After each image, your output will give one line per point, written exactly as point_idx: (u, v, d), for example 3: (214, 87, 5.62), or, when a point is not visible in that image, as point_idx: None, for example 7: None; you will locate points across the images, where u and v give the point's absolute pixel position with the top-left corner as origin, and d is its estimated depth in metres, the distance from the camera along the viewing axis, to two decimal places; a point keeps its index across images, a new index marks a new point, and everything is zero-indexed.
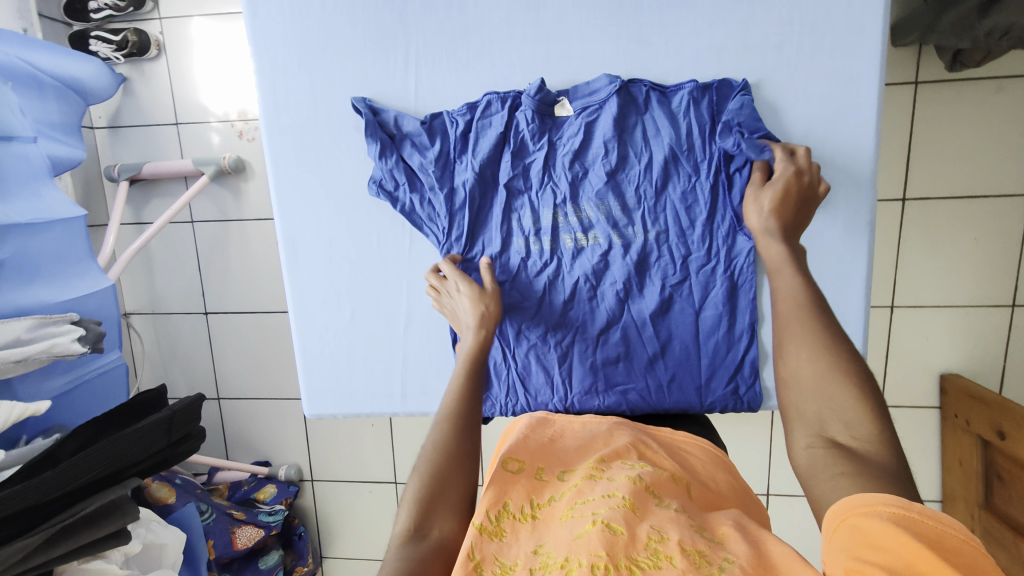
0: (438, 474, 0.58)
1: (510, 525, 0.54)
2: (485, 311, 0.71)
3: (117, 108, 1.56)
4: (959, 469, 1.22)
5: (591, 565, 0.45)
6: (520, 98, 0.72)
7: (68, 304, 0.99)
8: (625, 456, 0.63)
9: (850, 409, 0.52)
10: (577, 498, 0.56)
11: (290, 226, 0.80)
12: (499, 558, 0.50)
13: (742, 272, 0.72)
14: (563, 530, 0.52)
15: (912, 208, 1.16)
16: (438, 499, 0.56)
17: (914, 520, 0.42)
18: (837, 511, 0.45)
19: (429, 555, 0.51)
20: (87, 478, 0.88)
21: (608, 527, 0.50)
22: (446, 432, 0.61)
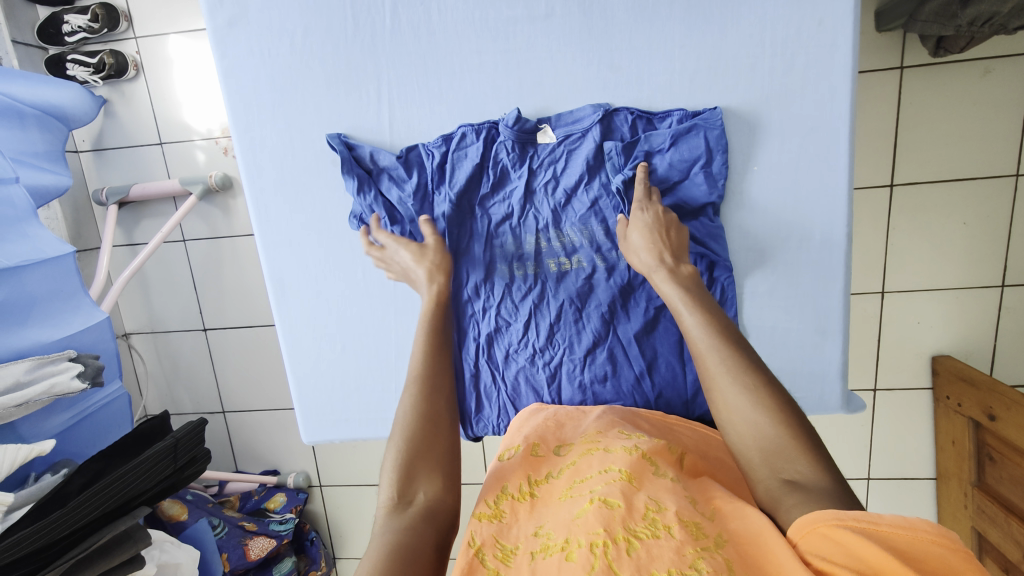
0: (415, 435, 0.59)
1: (508, 506, 0.59)
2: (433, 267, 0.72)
3: (100, 131, 1.55)
4: (952, 449, 1.25)
5: (590, 544, 0.49)
6: (498, 130, 0.73)
7: (64, 341, 1.00)
8: (618, 427, 0.68)
9: (782, 446, 0.52)
10: (574, 477, 0.61)
11: (274, 264, 0.81)
12: (499, 540, 0.55)
13: (727, 292, 0.73)
14: (562, 510, 0.57)
15: (901, 196, 1.16)
16: (417, 460, 0.58)
17: (889, 533, 0.43)
18: (810, 518, 0.46)
19: (415, 519, 0.53)
20: (94, 514, 0.90)
21: (605, 503, 0.53)
22: (417, 398, 0.63)
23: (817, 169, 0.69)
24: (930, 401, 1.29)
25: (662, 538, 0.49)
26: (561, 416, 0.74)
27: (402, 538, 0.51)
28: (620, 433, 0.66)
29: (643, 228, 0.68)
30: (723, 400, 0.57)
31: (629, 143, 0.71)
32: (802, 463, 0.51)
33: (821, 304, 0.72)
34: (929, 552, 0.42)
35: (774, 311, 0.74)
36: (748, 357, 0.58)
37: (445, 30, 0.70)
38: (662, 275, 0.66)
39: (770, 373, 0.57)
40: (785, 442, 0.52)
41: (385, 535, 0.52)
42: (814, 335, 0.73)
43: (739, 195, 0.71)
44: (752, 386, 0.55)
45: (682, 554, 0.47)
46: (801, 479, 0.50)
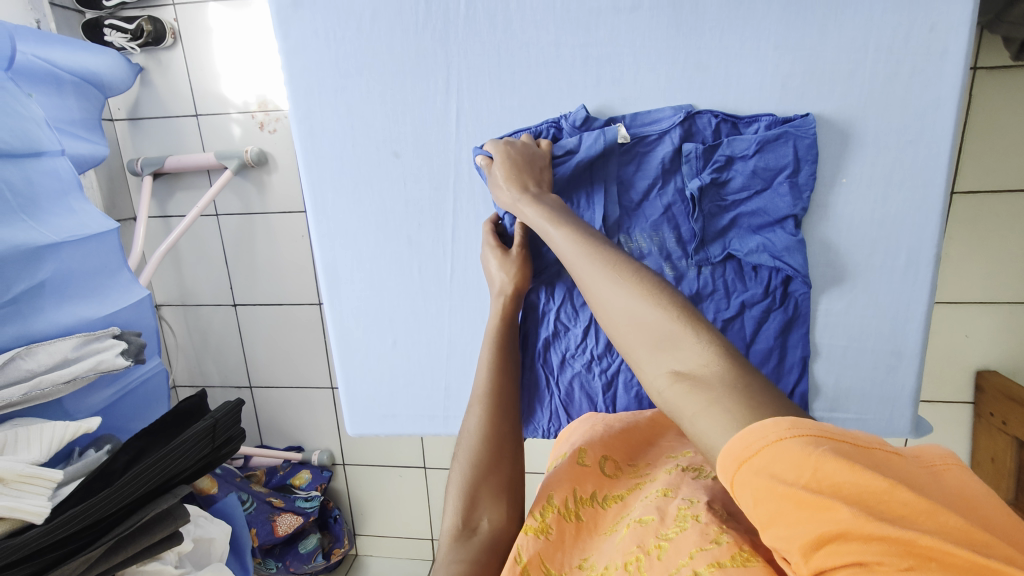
0: (478, 462, 0.64)
1: (555, 521, 0.59)
2: (506, 279, 0.71)
3: (136, 100, 1.53)
4: (990, 466, 1.22)
5: (624, 564, 0.52)
6: (563, 128, 0.69)
7: (108, 318, 0.99)
8: (668, 451, 0.69)
9: (678, 338, 0.47)
10: (621, 513, 0.62)
11: (329, 254, 0.79)
12: (545, 561, 0.56)
13: (802, 309, 0.70)
14: (606, 543, 0.59)
15: (963, 206, 1.11)
16: (479, 488, 0.63)
17: (821, 458, 0.35)
18: (760, 433, 0.37)
19: (479, 550, 0.60)
20: (140, 491, 0.91)
21: (640, 521, 0.56)
22: (483, 419, 0.67)
23: (908, 184, 0.65)
24: (971, 416, 1.26)
25: (689, 527, 0.53)
26: (626, 428, 0.71)
27: (463, 566, 0.58)
28: (668, 457, 0.68)
29: (503, 164, 0.66)
30: (605, 306, 0.53)
31: (711, 147, 0.67)
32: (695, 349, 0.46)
33: (898, 325, 0.69)
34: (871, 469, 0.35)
35: (848, 330, 0.71)
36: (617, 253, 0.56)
37: (522, 21, 0.67)
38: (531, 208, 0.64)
39: (657, 278, 0.53)
40: (675, 332, 0.47)
41: (452, 561, 0.58)
42: (888, 356, 0.71)
43: (823, 209, 0.68)
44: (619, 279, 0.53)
45: (706, 532, 0.51)
46: (693, 371, 0.45)
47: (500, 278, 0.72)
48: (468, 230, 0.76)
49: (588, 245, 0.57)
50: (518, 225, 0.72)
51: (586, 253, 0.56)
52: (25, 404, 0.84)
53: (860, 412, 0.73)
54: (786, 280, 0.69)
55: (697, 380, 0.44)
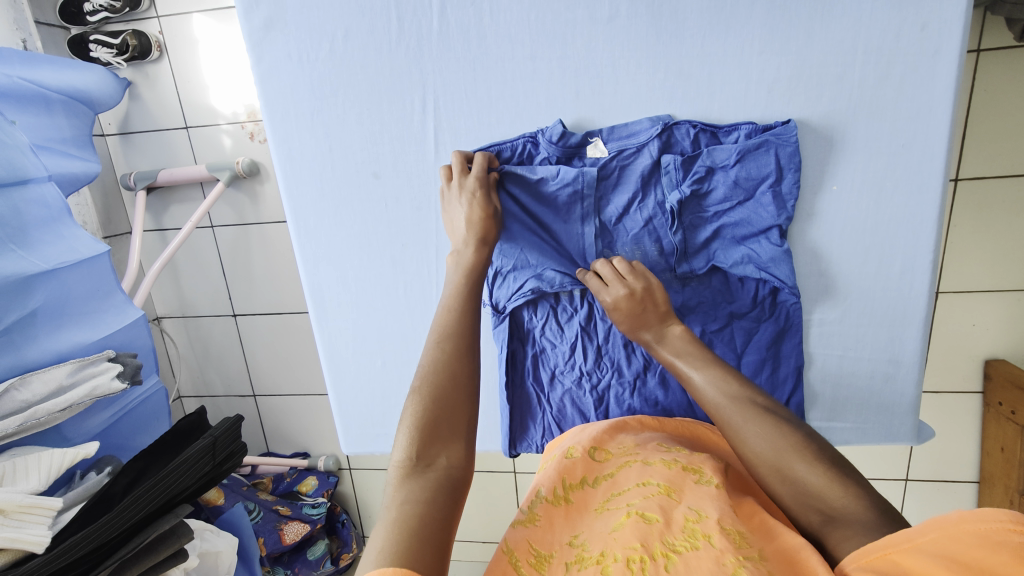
0: (438, 395, 0.56)
1: (544, 513, 0.58)
2: (481, 227, 0.65)
3: (126, 114, 1.52)
4: (1000, 455, 1.20)
5: (626, 560, 0.48)
6: (537, 144, 0.68)
7: (102, 341, 1.00)
8: (658, 440, 0.66)
9: (820, 486, 0.51)
10: (612, 490, 0.60)
11: (314, 279, 0.78)
12: (534, 546, 0.54)
13: (792, 320, 0.69)
14: (598, 522, 0.56)
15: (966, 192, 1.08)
16: (437, 423, 0.54)
17: (916, 555, 0.41)
18: (876, 543, 0.44)
19: (433, 486, 0.50)
20: (139, 516, 0.91)
21: (642, 517, 0.52)
22: (441, 356, 0.59)
23: (903, 191, 0.63)
24: (980, 406, 1.24)
25: (702, 547, 0.48)
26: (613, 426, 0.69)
27: (415, 506, 0.48)
28: (659, 446, 0.65)
29: (623, 296, 0.64)
30: (764, 459, 0.54)
31: (690, 158, 0.65)
32: (837, 495, 0.50)
33: (895, 333, 0.68)
34: (966, 547, 0.39)
35: (843, 339, 0.69)
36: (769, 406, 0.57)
37: (497, 35, 0.65)
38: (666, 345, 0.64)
39: (804, 428, 0.55)
40: (826, 486, 0.50)
41: (403, 500, 0.49)
42: (885, 364, 0.69)
43: (814, 218, 0.65)
44: (773, 428, 0.54)
45: (722, 562, 0.46)
46: (838, 513, 0.49)
47: (461, 232, 0.66)
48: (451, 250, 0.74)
49: (725, 388, 0.59)
50: (483, 159, 0.67)
51: (727, 398, 0.58)
52: (22, 434, 0.85)
53: (858, 422, 0.71)
54: (774, 291, 0.67)
55: (844, 523, 0.48)
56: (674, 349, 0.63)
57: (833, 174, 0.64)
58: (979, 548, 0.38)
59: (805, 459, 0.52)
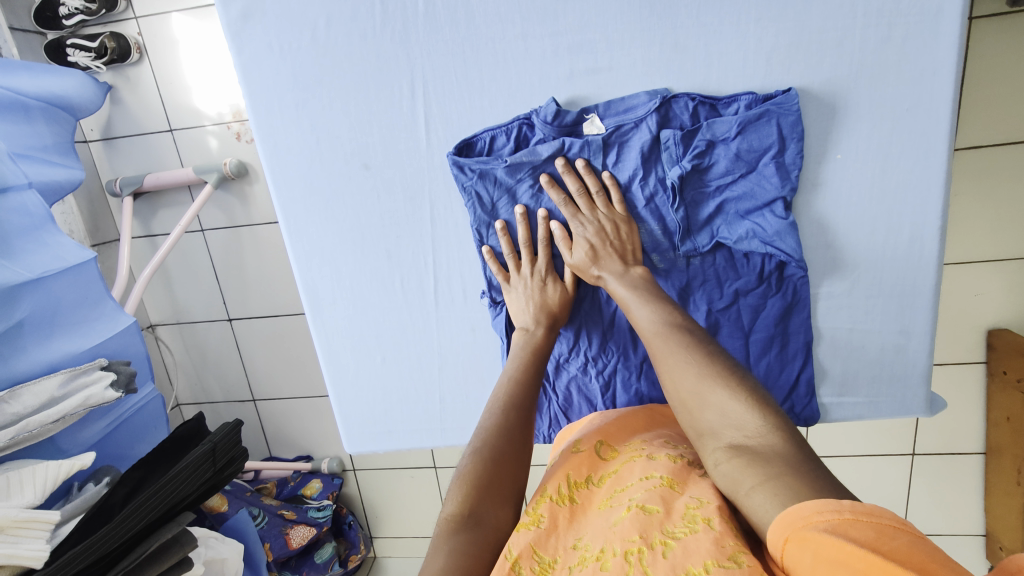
0: (495, 454, 0.57)
1: (548, 509, 0.54)
2: (545, 310, 0.69)
3: (108, 120, 1.49)
4: (1006, 425, 1.20)
5: (624, 553, 0.46)
6: (532, 125, 0.66)
7: (94, 350, 0.97)
8: (665, 436, 0.63)
9: (737, 414, 0.50)
10: (615, 487, 0.57)
11: (308, 276, 0.76)
12: (537, 552, 0.50)
13: (800, 295, 0.67)
14: (599, 519, 0.53)
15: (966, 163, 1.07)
16: (491, 481, 0.54)
17: (814, 535, 0.38)
18: (777, 524, 0.41)
19: (480, 545, 0.50)
20: (141, 525, 0.89)
21: (642, 509, 0.50)
22: (502, 421, 0.60)
23: (907, 158, 0.62)
24: (984, 378, 1.23)
25: (700, 531, 0.46)
26: (622, 419, 0.67)
27: (462, 561, 0.48)
28: (666, 442, 0.62)
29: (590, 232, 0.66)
30: (688, 384, 0.54)
31: (690, 133, 0.63)
32: (750, 417, 0.49)
33: (904, 304, 0.66)
34: (865, 534, 0.37)
35: (851, 313, 0.67)
36: (703, 336, 0.57)
37: (486, 14, 0.63)
38: (614, 278, 0.64)
39: (731, 360, 0.54)
40: (741, 412, 0.49)
41: (450, 553, 0.49)
42: (895, 337, 0.68)
43: (818, 189, 0.64)
44: (700, 357, 0.54)
45: (721, 544, 0.44)
46: (754, 442, 0.47)
47: (529, 317, 0.69)
48: (449, 240, 0.72)
49: (665, 319, 0.59)
50: (521, 215, 0.68)
51: (664, 327, 0.59)
52: (15, 447, 0.83)
53: (869, 395, 0.70)
54: (781, 266, 0.66)
55: (756, 454, 0.47)
56: (620, 280, 0.64)
57: (835, 145, 0.62)
58: (877, 534, 0.36)
59: (727, 385, 0.51)
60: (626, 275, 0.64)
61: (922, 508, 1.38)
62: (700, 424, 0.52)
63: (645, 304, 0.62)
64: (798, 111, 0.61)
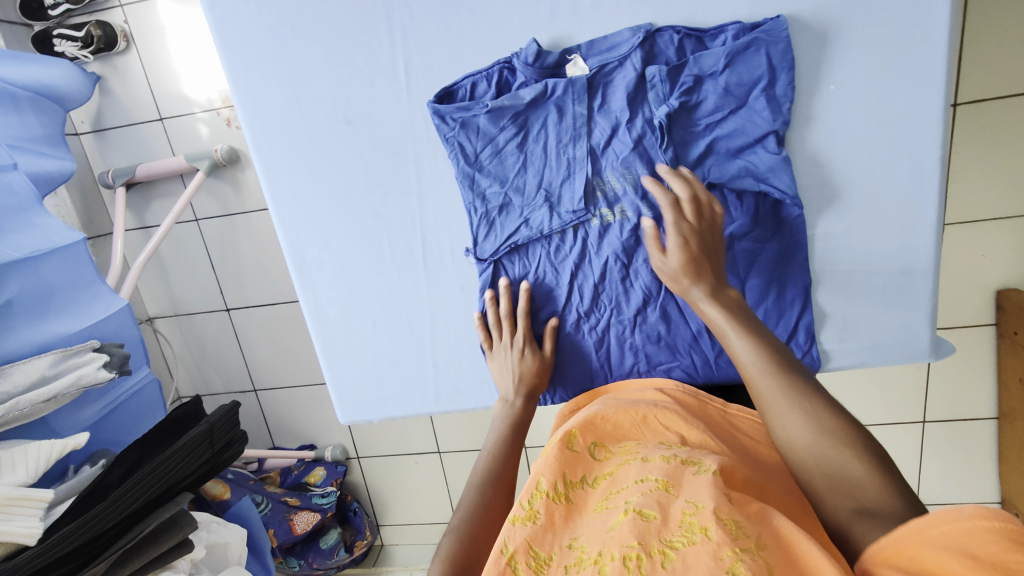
0: (473, 529, 0.53)
1: (543, 506, 0.52)
2: (529, 380, 0.69)
3: (98, 110, 1.49)
4: (1018, 387, 1.17)
5: (622, 559, 0.43)
6: (513, 69, 0.64)
7: (87, 331, 0.96)
8: (660, 438, 0.60)
9: (853, 472, 0.45)
10: (611, 489, 0.54)
11: (293, 239, 0.74)
12: (533, 547, 0.48)
13: (796, 237, 0.65)
14: (596, 521, 0.50)
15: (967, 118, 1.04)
16: (472, 562, 0.50)
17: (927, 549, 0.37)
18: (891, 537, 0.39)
19: None
20: (138, 503, 0.89)
21: (639, 514, 0.47)
22: (479, 495, 0.57)
23: (905, 85, 0.59)
24: (994, 339, 1.20)
25: (698, 542, 0.43)
26: (619, 417, 0.63)
27: None
28: (660, 443, 0.59)
29: (682, 247, 0.61)
30: (800, 439, 0.49)
31: (676, 68, 0.61)
32: (856, 465, 0.46)
33: (907, 240, 0.64)
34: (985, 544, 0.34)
35: (851, 253, 0.65)
36: (812, 383, 0.52)
37: None
38: (705, 296, 0.60)
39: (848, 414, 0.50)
40: (862, 472, 0.45)
41: None
42: (898, 276, 0.65)
43: (812, 122, 0.62)
44: (814, 405, 0.50)
45: (719, 557, 0.41)
46: (877, 507, 0.43)
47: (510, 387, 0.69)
48: (435, 195, 0.69)
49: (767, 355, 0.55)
50: (506, 288, 0.70)
51: (767, 367, 0.54)
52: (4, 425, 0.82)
53: (873, 340, 0.68)
54: (775, 205, 0.64)
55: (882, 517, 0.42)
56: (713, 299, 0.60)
57: (828, 76, 0.60)
58: (1000, 548, 0.34)
59: (846, 446, 0.47)
60: (716, 299, 0.60)
61: (934, 475, 1.35)
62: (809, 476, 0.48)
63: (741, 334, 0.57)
64: (787, 40, 0.59)
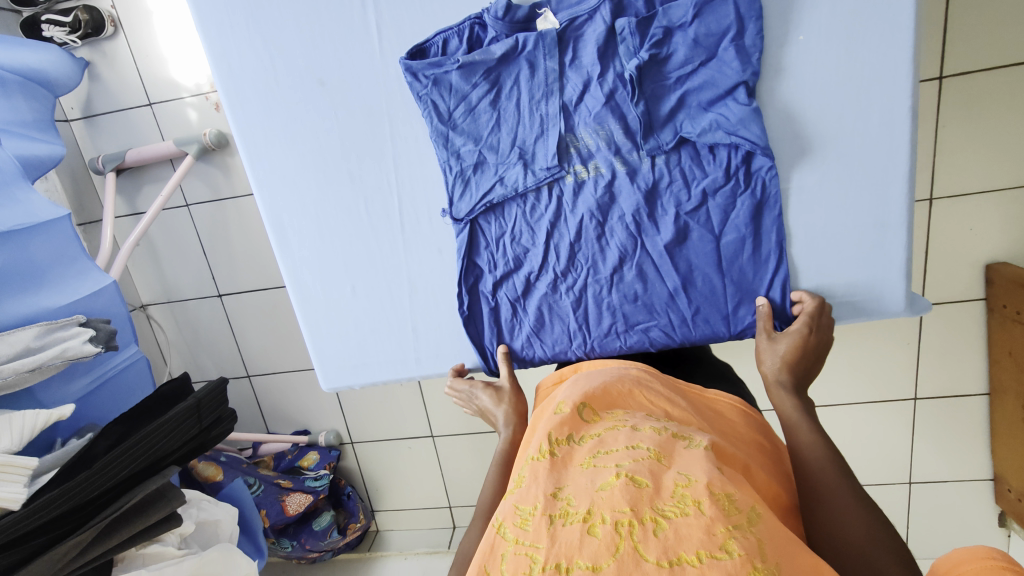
0: None
1: (531, 470, 0.51)
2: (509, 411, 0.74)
3: (88, 97, 1.49)
4: (1008, 360, 1.16)
5: (614, 524, 0.43)
6: (484, 25, 0.64)
7: (72, 306, 0.97)
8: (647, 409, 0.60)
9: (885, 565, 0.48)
10: (598, 448, 0.53)
11: (271, 203, 0.74)
12: (520, 508, 0.48)
13: (768, 191, 0.65)
14: (583, 477, 0.50)
15: (951, 91, 1.04)
16: None
17: None
18: None
19: None
20: (125, 473, 0.89)
21: (632, 479, 0.47)
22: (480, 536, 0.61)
23: (873, 35, 0.59)
24: (984, 313, 1.20)
25: (691, 515, 0.43)
26: (608, 382, 0.61)
27: None
28: (649, 414, 0.58)
29: (793, 343, 0.66)
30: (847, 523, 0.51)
31: (645, 20, 0.61)
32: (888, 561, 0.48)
33: (879, 192, 0.64)
34: None
35: (824, 206, 0.65)
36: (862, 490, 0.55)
37: None
38: (785, 397, 0.65)
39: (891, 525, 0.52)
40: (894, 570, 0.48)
41: None
42: (871, 230, 0.65)
43: (781, 74, 0.62)
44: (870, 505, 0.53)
45: (712, 532, 0.42)
46: None
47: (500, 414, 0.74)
48: (410, 155, 0.69)
49: (829, 454, 0.58)
50: (502, 353, 0.75)
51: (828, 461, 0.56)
52: None
53: (848, 296, 0.68)
54: (748, 158, 0.64)
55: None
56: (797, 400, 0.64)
57: (796, 26, 0.60)
58: None
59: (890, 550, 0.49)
60: (796, 403, 0.64)
61: (926, 453, 1.35)
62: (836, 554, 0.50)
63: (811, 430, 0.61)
64: None
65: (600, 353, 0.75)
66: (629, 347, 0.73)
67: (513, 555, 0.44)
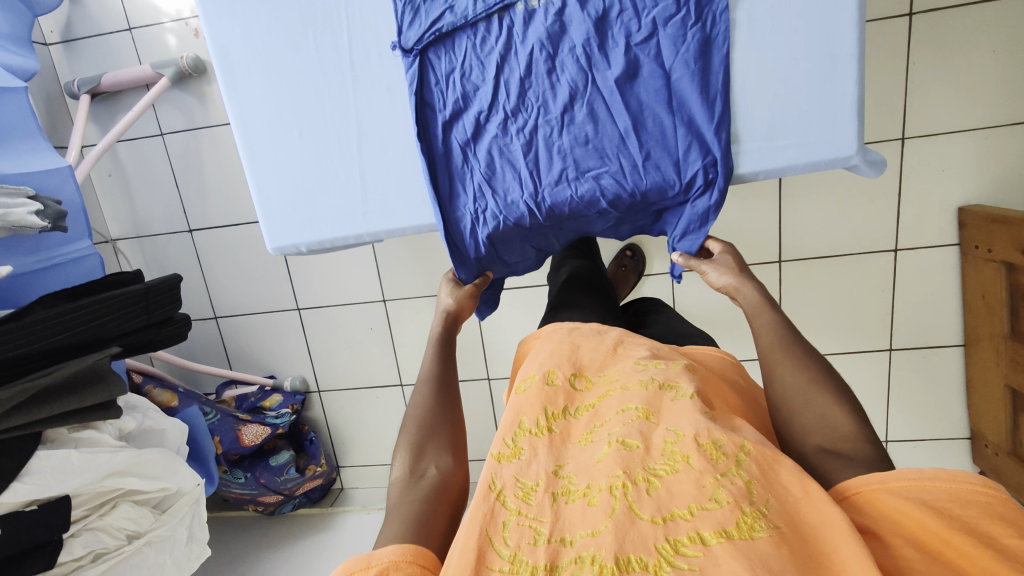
0: (425, 422, 0.66)
1: (528, 443, 0.56)
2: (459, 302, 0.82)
3: (68, 20, 1.49)
4: (981, 304, 1.14)
5: (609, 487, 0.48)
6: None
7: (23, 177, 0.95)
8: (635, 358, 0.66)
9: (837, 418, 0.58)
10: (594, 421, 0.59)
11: (220, 36, 0.73)
12: (520, 479, 0.52)
13: (716, 22, 0.64)
14: (583, 454, 0.55)
15: (920, 23, 1.05)
16: (424, 443, 0.63)
17: (886, 494, 0.47)
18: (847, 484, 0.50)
19: (425, 489, 0.59)
20: (57, 340, 0.88)
21: (623, 445, 0.53)
22: (428, 396, 0.69)
23: None
24: (957, 259, 1.18)
25: (681, 471, 0.49)
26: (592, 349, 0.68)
27: (411, 506, 0.56)
28: (637, 364, 0.64)
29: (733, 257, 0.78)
30: (795, 388, 0.62)
31: None
32: (845, 421, 0.57)
33: (828, 24, 0.63)
34: (936, 497, 0.45)
35: (774, 35, 0.64)
36: (817, 362, 0.64)
37: None
38: (750, 293, 0.74)
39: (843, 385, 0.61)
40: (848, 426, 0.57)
41: (403, 502, 0.57)
42: (821, 63, 0.64)
43: None
44: (813, 368, 0.62)
45: (702, 486, 0.48)
46: (842, 448, 0.56)
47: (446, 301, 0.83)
48: None
49: (782, 338, 0.67)
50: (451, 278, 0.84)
51: (779, 345, 0.66)
52: None
53: (798, 137, 0.67)
54: None
55: (846, 456, 0.55)
56: (759, 292, 0.74)
57: None
58: (948, 499, 0.44)
59: (840, 403, 0.59)
60: (758, 295, 0.74)
61: (902, 406, 1.30)
62: (798, 421, 0.60)
63: (771, 315, 0.71)
64: None
65: (551, 205, 0.73)
66: (580, 196, 0.71)
67: (516, 525, 0.48)
